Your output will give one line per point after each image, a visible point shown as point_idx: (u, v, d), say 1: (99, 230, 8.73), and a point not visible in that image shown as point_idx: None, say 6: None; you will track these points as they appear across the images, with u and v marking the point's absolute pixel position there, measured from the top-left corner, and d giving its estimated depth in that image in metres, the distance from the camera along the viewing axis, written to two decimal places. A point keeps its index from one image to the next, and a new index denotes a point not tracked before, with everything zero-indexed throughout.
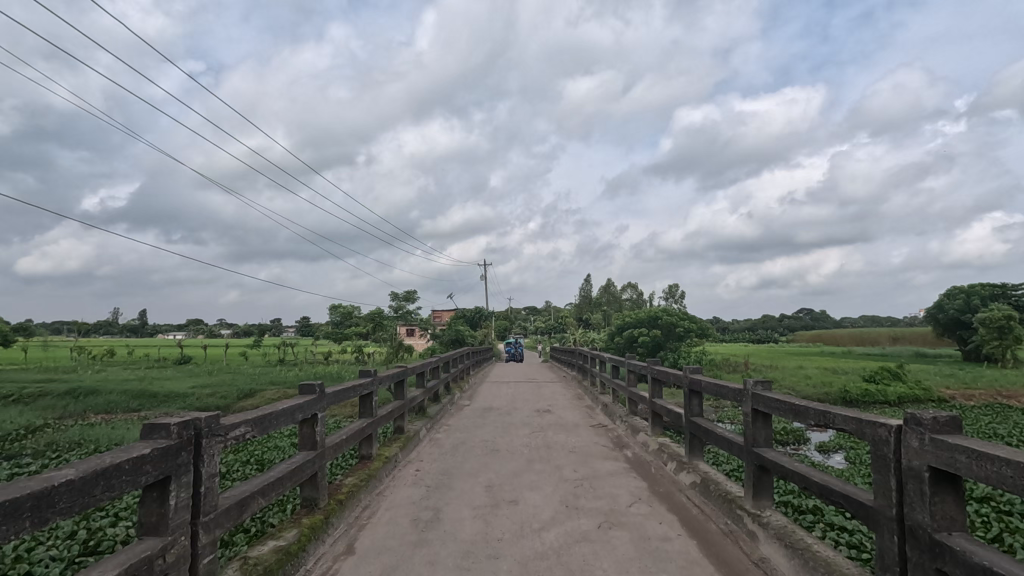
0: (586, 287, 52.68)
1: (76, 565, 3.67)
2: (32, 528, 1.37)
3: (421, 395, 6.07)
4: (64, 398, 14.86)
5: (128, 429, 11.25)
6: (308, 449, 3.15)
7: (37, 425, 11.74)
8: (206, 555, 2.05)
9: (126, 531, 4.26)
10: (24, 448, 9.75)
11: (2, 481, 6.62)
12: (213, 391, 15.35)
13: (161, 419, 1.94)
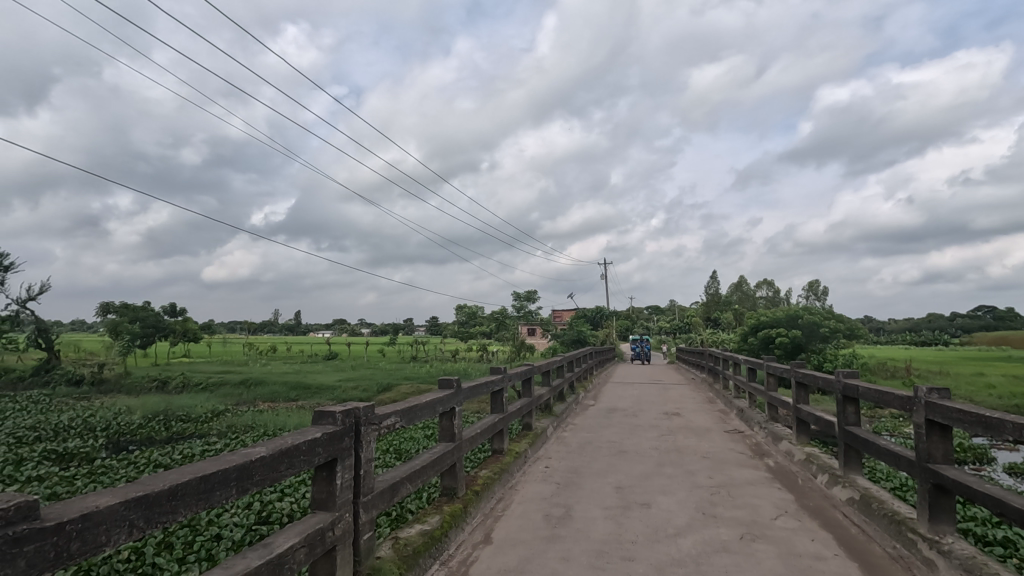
0: (715, 284, 49.75)
1: (254, 531, 4.27)
2: (237, 494, 1.63)
3: (547, 393, 6.17)
4: (240, 387, 17.27)
5: (290, 415, 12.81)
6: (447, 440, 3.36)
7: (220, 410, 13.80)
8: (365, 532, 2.28)
9: (291, 505, 4.86)
10: (211, 429, 11.53)
11: (196, 456, 7.89)
12: (355, 385, 16.91)
13: (328, 406, 2.19)
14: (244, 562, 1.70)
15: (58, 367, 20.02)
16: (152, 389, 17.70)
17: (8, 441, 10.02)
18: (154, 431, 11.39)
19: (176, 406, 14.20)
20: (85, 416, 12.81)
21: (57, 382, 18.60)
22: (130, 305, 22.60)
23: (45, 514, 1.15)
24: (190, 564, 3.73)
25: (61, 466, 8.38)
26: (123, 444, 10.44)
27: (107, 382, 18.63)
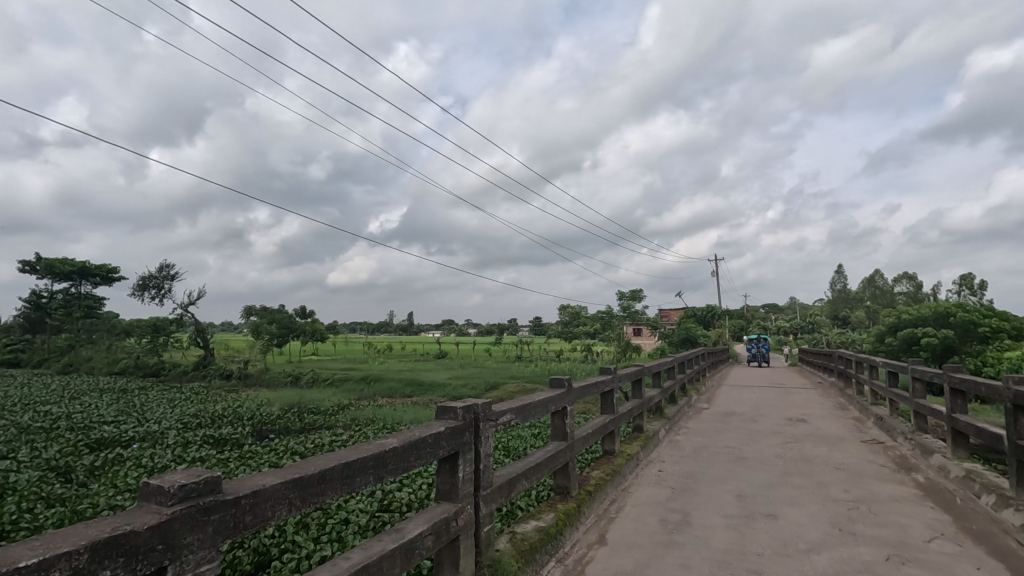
0: (843, 279, 45.18)
1: (377, 518, 4.59)
2: (375, 480, 1.77)
3: (658, 395, 5.99)
4: (361, 382, 18.66)
5: (405, 410, 13.60)
6: (560, 439, 3.39)
7: (345, 404, 15.02)
8: (486, 524, 2.37)
9: (409, 495, 5.16)
10: (338, 421, 12.60)
11: (325, 446, 8.67)
12: (464, 383, 17.54)
13: (449, 402, 2.31)
14: (380, 544, 1.85)
15: (212, 363, 22.92)
16: (287, 384, 19.67)
17: (176, 426, 11.65)
18: (290, 421, 12.65)
19: (307, 399, 15.65)
20: (235, 406, 14.54)
21: (213, 376, 21.30)
22: (268, 308, 25.26)
23: (225, 488, 1.32)
24: (324, 543, 4.10)
25: (217, 449, 9.61)
26: (265, 432, 11.72)
27: (251, 376, 21.00)
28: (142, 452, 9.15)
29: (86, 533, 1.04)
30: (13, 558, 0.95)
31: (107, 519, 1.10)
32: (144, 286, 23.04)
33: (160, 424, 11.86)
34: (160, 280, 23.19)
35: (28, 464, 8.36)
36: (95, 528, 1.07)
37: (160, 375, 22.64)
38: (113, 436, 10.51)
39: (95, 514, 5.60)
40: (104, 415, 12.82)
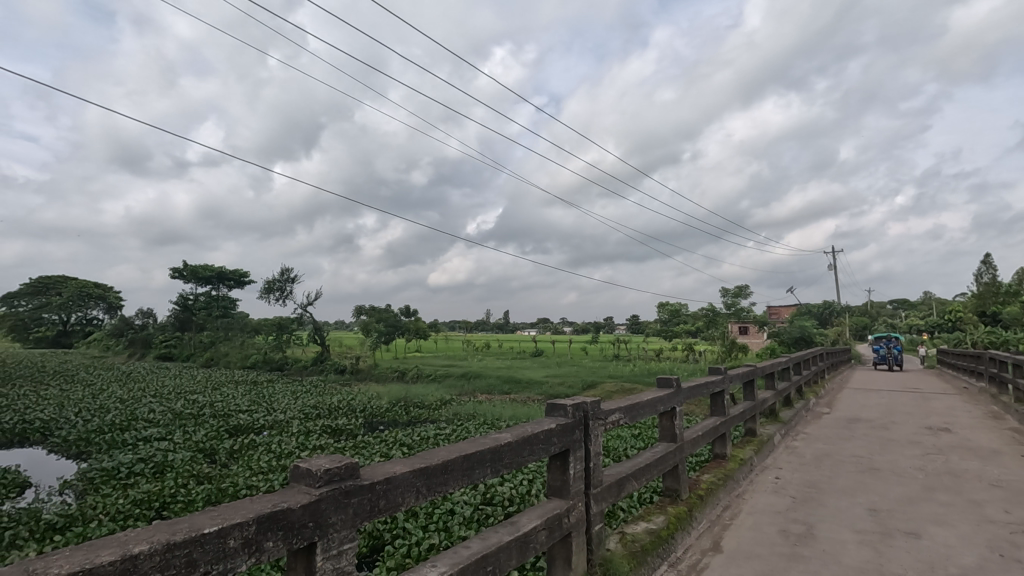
0: (992, 270, 39.52)
1: (481, 511, 4.74)
2: (492, 473, 1.83)
3: (772, 397, 5.61)
4: (462, 378, 19.34)
5: (504, 407, 13.86)
6: (668, 440, 3.29)
7: (447, 399, 15.64)
8: (597, 522, 2.36)
9: (511, 490, 5.26)
10: (441, 415, 13.17)
11: (429, 440, 9.08)
12: (561, 381, 17.56)
13: (559, 399, 2.32)
14: (497, 536, 1.91)
15: (328, 358, 24.82)
16: (394, 379, 20.82)
17: (299, 416, 12.78)
18: (397, 414, 13.40)
19: (412, 394, 16.47)
20: (349, 399, 15.65)
21: (328, 370, 23.08)
22: (376, 307, 26.86)
23: (361, 474, 1.43)
24: (432, 532, 4.30)
25: (335, 438, 10.43)
26: (376, 423, 12.55)
27: (362, 371, 22.47)
28: (271, 439, 10.15)
29: (251, 508, 1.18)
30: (198, 524, 1.09)
31: (267, 497, 1.23)
32: (270, 289, 25.46)
33: (286, 414, 13.08)
34: (283, 283, 25.50)
35: (182, 445, 9.59)
36: (260, 502, 1.20)
37: (285, 369, 24.91)
38: (248, 423, 11.76)
39: (237, 492, 6.32)
40: (240, 404, 14.36)
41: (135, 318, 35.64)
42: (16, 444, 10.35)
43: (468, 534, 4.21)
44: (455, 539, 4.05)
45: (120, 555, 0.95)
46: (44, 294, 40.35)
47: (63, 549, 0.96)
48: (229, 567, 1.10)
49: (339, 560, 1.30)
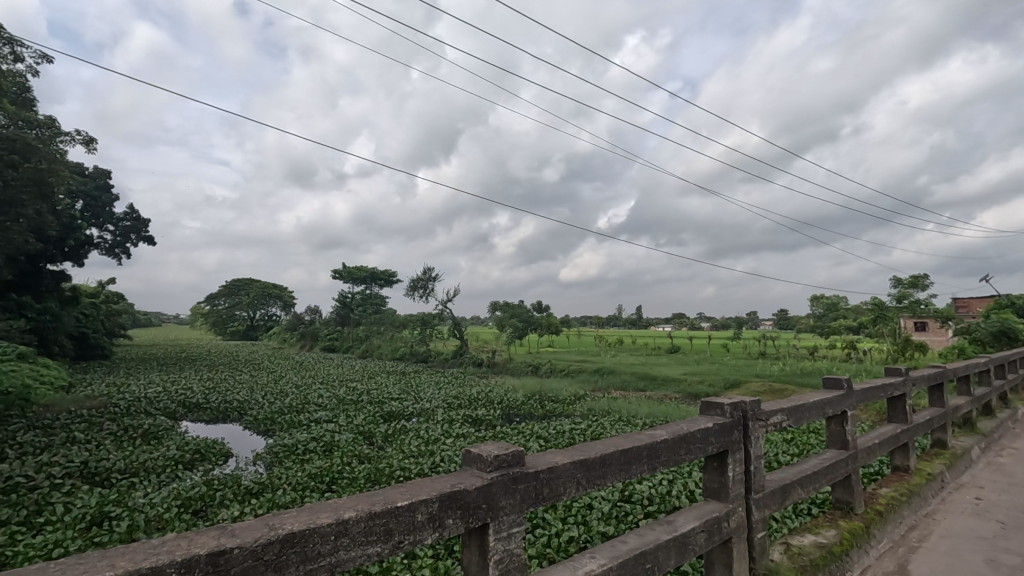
0: None
1: (619, 508, 4.71)
2: (648, 469, 1.80)
3: (968, 405, 4.80)
4: (595, 374, 19.19)
5: (640, 404, 13.52)
6: (838, 447, 2.99)
7: (581, 394, 15.67)
8: (759, 530, 2.21)
9: (650, 489, 5.14)
10: (575, 410, 13.24)
11: (564, 434, 9.14)
12: (701, 379, 16.67)
13: (715, 398, 2.22)
14: (654, 534, 1.87)
15: (467, 352, 26.14)
16: (528, 373, 21.31)
17: (443, 406, 13.63)
18: (533, 407, 13.74)
19: (546, 388, 16.75)
20: (487, 391, 16.36)
21: (467, 363, 24.32)
22: (510, 303, 27.67)
23: (526, 462, 1.49)
24: (571, 524, 4.37)
25: (475, 427, 10.99)
26: (513, 416, 12.99)
27: (498, 364, 23.33)
28: (419, 426, 11.00)
29: (433, 487, 1.28)
30: (392, 498, 1.22)
31: (444, 476, 1.34)
32: (414, 288, 27.45)
33: (431, 403, 14.08)
34: (426, 281, 27.38)
35: (345, 427, 10.77)
36: (438, 481, 1.31)
37: (429, 360, 26.73)
38: (399, 410, 12.87)
39: (392, 472, 6.96)
40: (391, 393, 15.73)
41: (305, 314, 40.69)
42: (221, 419, 12.39)
43: (609, 532, 4.21)
44: (596, 536, 4.09)
45: (334, 519, 1.09)
46: (237, 295, 47.74)
47: (292, 508, 1.13)
48: (418, 537, 1.22)
49: (508, 542, 1.37)
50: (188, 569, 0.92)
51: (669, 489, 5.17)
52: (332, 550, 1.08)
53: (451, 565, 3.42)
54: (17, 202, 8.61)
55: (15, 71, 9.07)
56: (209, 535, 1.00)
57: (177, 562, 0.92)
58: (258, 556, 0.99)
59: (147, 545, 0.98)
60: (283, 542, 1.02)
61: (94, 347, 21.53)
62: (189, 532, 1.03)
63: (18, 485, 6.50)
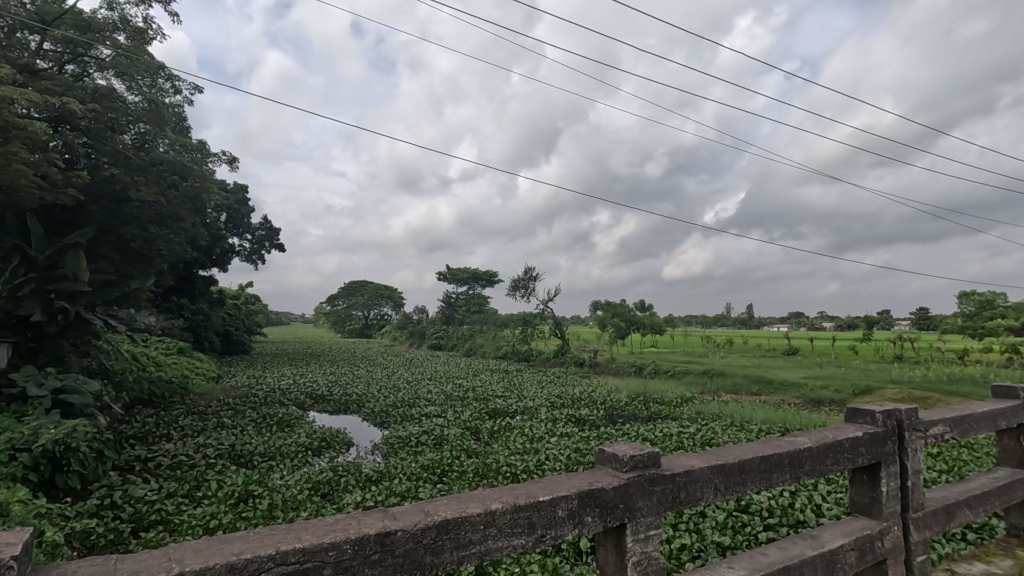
0: None
1: (736, 518, 4.46)
2: (791, 480, 1.69)
3: None
4: (703, 376, 18.25)
5: (755, 408, 12.68)
6: (1014, 466, 2.61)
7: (689, 396, 15.01)
8: (919, 553, 1.99)
9: (771, 501, 4.81)
10: (682, 413, 12.71)
11: (671, 438, 8.80)
12: (825, 383, 15.26)
13: (864, 405, 2.03)
14: (798, 548, 1.75)
15: (568, 351, 26.09)
16: (631, 374, 20.81)
17: (546, 405, 13.72)
18: (637, 408, 13.41)
19: (652, 389, 16.24)
20: (590, 391, 16.20)
21: (569, 363, 24.28)
22: (611, 303, 27.18)
23: (661, 464, 1.45)
24: (684, 531, 4.20)
25: (579, 427, 10.94)
26: (617, 416, 12.77)
27: (600, 364, 23.03)
28: (523, 423, 11.17)
29: (572, 485, 1.29)
30: (533, 493, 1.24)
31: (580, 473, 1.34)
32: (516, 287, 27.95)
33: (534, 401, 14.25)
34: (527, 281, 27.74)
35: (453, 422, 11.22)
36: (574, 477, 1.32)
37: (530, 359, 27.03)
38: (503, 407, 13.16)
39: (499, 467, 7.12)
40: (495, 390, 16.11)
41: (414, 314, 42.93)
42: (342, 410, 13.42)
43: (725, 543, 4.00)
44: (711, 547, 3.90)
45: (483, 510, 1.14)
46: (354, 296, 51.52)
47: (443, 497, 1.19)
48: (559, 532, 1.23)
49: (646, 545, 1.35)
50: (361, 546, 1.01)
51: (791, 501, 4.81)
52: (481, 538, 1.13)
53: (560, 563, 3.44)
54: (178, 217, 9.97)
55: (175, 103, 10.50)
56: (375, 517, 1.10)
57: (352, 539, 1.00)
58: (418, 539, 1.07)
59: (325, 522, 1.07)
60: (438, 527, 1.08)
61: (237, 343, 24.30)
62: (358, 512, 1.12)
63: (181, 463, 7.51)
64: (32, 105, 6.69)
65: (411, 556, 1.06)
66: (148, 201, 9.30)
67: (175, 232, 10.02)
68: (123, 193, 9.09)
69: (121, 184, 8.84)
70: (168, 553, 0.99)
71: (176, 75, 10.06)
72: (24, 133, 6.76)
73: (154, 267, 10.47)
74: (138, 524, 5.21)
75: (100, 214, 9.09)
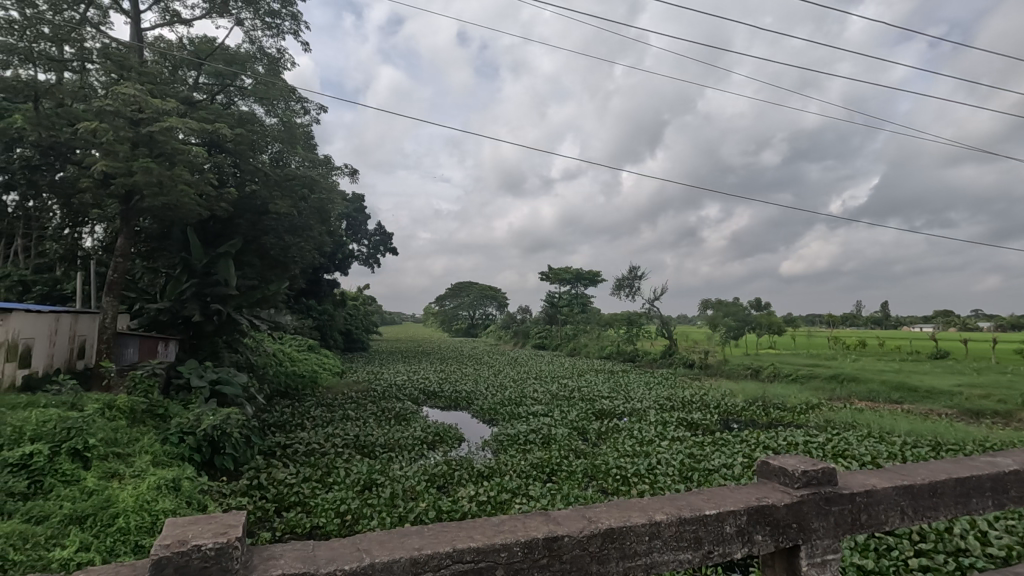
0: None
1: (880, 540, 4.01)
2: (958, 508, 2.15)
3: None
4: (832, 381, 16.57)
5: (898, 419, 11.29)
6: None
7: (815, 402, 13.73)
8: None
9: (923, 524, 4.29)
10: (808, 420, 11.68)
11: (798, 448, 8.08)
12: (986, 392, 13.22)
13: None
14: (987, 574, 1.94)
15: (676, 352, 25.07)
16: (748, 377, 19.52)
17: (655, 406, 13.31)
18: (756, 414, 12.51)
19: (771, 394, 15.07)
20: (702, 394, 15.42)
21: (678, 364, 23.39)
22: (723, 301, 25.61)
23: (845, 486, 2.05)
24: None
25: (692, 432, 10.42)
26: (733, 421, 12.07)
27: (713, 366, 21.81)
28: (632, 425, 10.85)
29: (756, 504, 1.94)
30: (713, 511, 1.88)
31: (762, 495, 1.95)
32: (620, 287, 27.38)
33: (642, 403, 13.82)
34: (631, 280, 27.04)
35: (560, 422, 11.20)
36: (752, 498, 1.94)
37: (636, 360, 26.29)
38: (610, 408, 12.92)
39: (609, 469, 6.95)
40: (602, 391, 15.89)
41: (518, 314, 43.58)
42: (453, 406, 13.93)
43: (866, 565, 3.61)
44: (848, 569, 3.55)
45: (648, 522, 1.78)
46: (460, 296, 53.38)
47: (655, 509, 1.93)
48: (729, 549, 1.86)
49: (819, 559, 1.96)
50: (532, 547, 1.67)
51: (949, 525, 4.22)
52: (645, 547, 1.77)
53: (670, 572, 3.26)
54: (307, 227, 10.92)
55: (304, 123, 11.47)
56: (555, 521, 1.78)
57: (522, 544, 1.66)
58: (587, 545, 1.72)
59: (498, 524, 1.78)
60: (602, 535, 1.73)
61: (356, 341, 26.14)
62: (534, 519, 1.83)
63: (314, 450, 8.22)
64: (192, 133, 7.64)
65: (581, 556, 1.71)
66: (283, 214, 10.29)
67: (305, 240, 10.99)
68: (264, 207, 10.15)
69: (262, 199, 9.88)
70: (365, 546, 1.65)
71: (305, 97, 10.97)
72: (185, 157, 7.74)
73: (288, 272, 11.57)
74: (280, 505, 5.75)
75: (244, 227, 10.22)
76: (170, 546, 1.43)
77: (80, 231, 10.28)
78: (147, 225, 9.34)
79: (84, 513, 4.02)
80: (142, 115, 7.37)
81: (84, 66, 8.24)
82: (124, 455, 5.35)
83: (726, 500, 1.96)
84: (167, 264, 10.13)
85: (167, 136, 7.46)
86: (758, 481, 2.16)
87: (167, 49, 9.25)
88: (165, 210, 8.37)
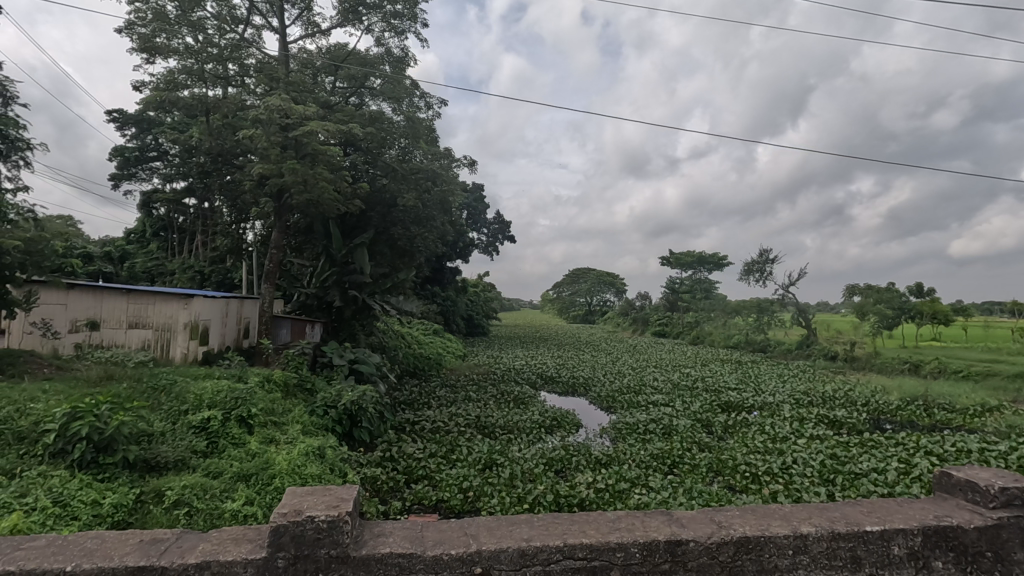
0: None
1: None
2: None
3: None
4: (1018, 380, 13.99)
5: None
6: None
7: (994, 404, 11.69)
8: None
9: None
10: (985, 425, 9.99)
11: (971, 456, 6.93)
12: None
13: None
14: None
15: (815, 343, 22.83)
16: (904, 372, 17.19)
17: (791, 401, 12.22)
18: (916, 415, 10.93)
19: (935, 393, 13.06)
20: (848, 390, 13.82)
21: (818, 357, 21.29)
22: (874, 286, 22.64)
23: None
24: None
25: (835, 431, 9.39)
26: (886, 421, 10.72)
27: (860, 359, 19.52)
28: (763, 420, 10.06)
29: (924, 521, 1.66)
30: (866, 523, 1.65)
31: (945, 515, 1.67)
32: (750, 271, 25.47)
33: (775, 396, 12.71)
34: (763, 264, 24.93)
35: (682, 413, 10.69)
36: (930, 516, 1.66)
37: (768, 351, 24.39)
38: (738, 401, 12.06)
39: (737, 465, 6.48)
40: (729, 382, 14.92)
41: (637, 301, 42.44)
42: (571, 392, 13.88)
43: None
44: None
45: (792, 536, 1.59)
46: (578, 283, 53.15)
47: (798, 513, 1.72)
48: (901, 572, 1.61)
49: None
50: (651, 550, 1.55)
51: None
52: (789, 562, 1.58)
53: None
54: (431, 217, 11.45)
55: (427, 117, 11.96)
56: (672, 521, 1.66)
57: (643, 546, 1.55)
58: (713, 554, 1.57)
59: (612, 521, 1.68)
60: (734, 544, 1.57)
61: (477, 326, 27.10)
62: (645, 517, 1.70)
63: (439, 428, 8.64)
64: (329, 135, 8.27)
65: (707, 566, 1.56)
66: (409, 206, 10.85)
67: (429, 230, 11.53)
68: (392, 200, 10.77)
69: (391, 192, 10.50)
70: (477, 526, 1.68)
71: (427, 92, 11.43)
72: (324, 157, 8.43)
73: (414, 261, 12.22)
74: (409, 477, 6.12)
75: (376, 219, 10.97)
76: (287, 515, 1.53)
77: (243, 227, 11.74)
78: (295, 220, 10.37)
79: (249, 472, 4.58)
80: (288, 121, 8.13)
81: (244, 81, 9.33)
82: (279, 423, 6.02)
83: (889, 515, 1.70)
84: (312, 255, 11.21)
85: (309, 138, 8.15)
86: (937, 494, 1.87)
87: (308, 59, 10.14)
88: (310, 206, 9.19)
